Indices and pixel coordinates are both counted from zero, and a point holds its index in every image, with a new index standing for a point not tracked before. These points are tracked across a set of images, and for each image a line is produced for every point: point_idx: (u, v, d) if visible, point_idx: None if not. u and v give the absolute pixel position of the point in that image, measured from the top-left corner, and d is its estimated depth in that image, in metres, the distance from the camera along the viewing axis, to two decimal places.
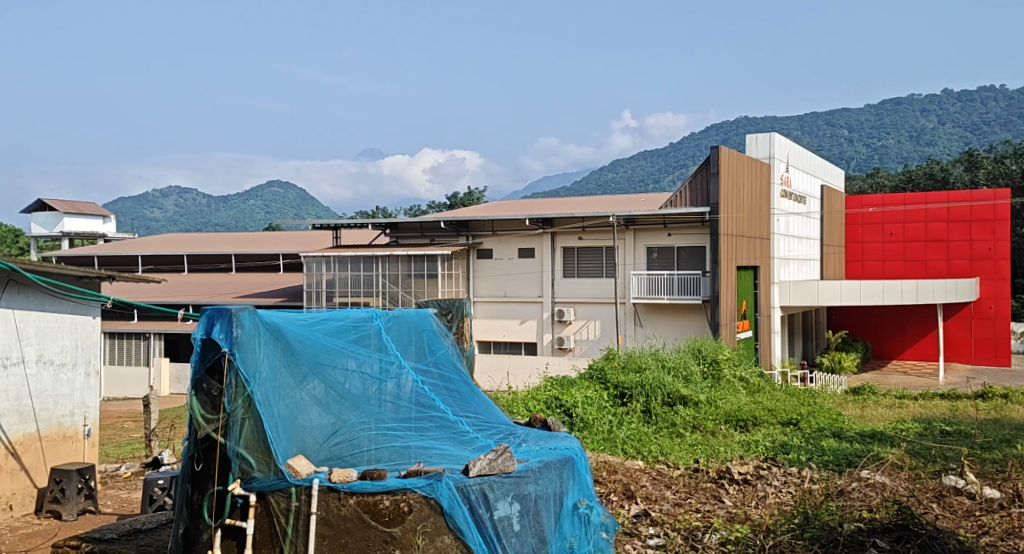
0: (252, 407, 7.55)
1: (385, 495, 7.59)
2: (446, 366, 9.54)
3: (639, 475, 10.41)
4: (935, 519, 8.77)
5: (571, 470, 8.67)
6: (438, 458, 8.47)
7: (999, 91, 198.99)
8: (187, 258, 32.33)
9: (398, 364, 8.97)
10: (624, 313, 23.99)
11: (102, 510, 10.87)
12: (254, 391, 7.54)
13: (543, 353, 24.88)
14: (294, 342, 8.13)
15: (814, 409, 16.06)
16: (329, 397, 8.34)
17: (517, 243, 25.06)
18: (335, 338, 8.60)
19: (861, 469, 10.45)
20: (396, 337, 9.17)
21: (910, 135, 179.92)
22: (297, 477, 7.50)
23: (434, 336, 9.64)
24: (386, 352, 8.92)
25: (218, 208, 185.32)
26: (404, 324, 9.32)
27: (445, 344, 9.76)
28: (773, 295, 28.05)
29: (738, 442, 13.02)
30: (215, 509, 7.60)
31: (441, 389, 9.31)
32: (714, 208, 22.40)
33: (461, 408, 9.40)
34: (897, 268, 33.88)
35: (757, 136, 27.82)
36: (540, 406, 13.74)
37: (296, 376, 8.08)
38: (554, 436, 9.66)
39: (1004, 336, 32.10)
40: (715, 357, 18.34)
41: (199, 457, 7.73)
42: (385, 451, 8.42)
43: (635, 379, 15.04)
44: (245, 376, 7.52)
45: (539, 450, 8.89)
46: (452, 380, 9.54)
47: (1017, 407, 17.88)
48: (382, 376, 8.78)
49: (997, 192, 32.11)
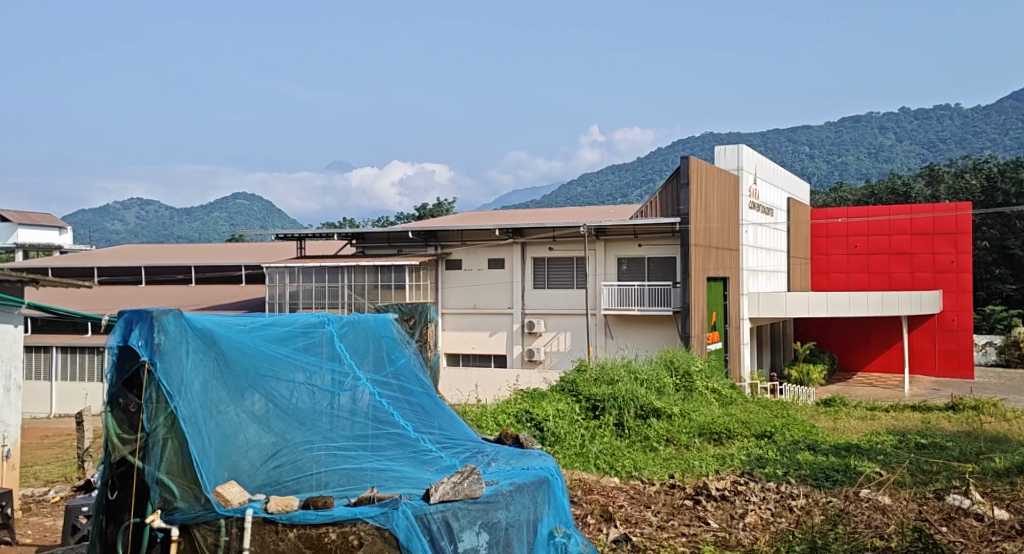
0: (175, 425, 7.08)
1: (330, 527, 7.11)
2: (407, 377, 9.02)
3: (615, 494, 9.91)
4: (956, 547, 8.12)
5: (546, 492, 8.16)
6: (395, 482, 8.06)
7: (956, 110, 202.79)
8: (144, 270, 31.46)
9: (353, 375, 8.44)
10: (595, 324, 23.58)
11: (20, 541, 10.08)
12: (178, 407, 7.09)
13: (513, 366, 24.37)
14: (230, 351, 7.61)
15: (787, 421, 15.75)
16: (270, 413, 7.82)
17: (487, 253, 24.64)
18: (280, 345, 8.09)
19: (857, 488, 10.00)
20: (352, 347, 8.65)
21: (870, 152, 182.70)
22: (227, 507, 7.06)
23: (394, 343, 9.11)
24: (339, 361, 8.41)
25: (182, 220, 182.83)
26: (361, 331, 8.81)
27: (406, 352, 9.23)
28: (743, 307, 27.80)
29: (713, 456, 12.58)
30: (131, 545, 7.10)
31: (403, 404, 8.79)
32: (684, 218, 22.10)
33: (424, 424, 8.88)
34: (862, 280, 33.89)
35: (725, 148, 27.65)
36: (509, 420, 13.19)
37: (232, 391, 7.57)
38: (526, 454, 9.16)
39: (968, 349, 32.10)
40: (687, 369, 17.96)
41: (114, 484, 7.23)
42: (335, 475, 7.99)
43: (607, 391, 14.60)
44: (167, 391, 7.07)
45: (510, 471, 8.42)
46: (415, 393, 9.03)
47: (989, 419, 17.70)
48: (336, 388, 8.25)
49: (959, 205, 32.29)
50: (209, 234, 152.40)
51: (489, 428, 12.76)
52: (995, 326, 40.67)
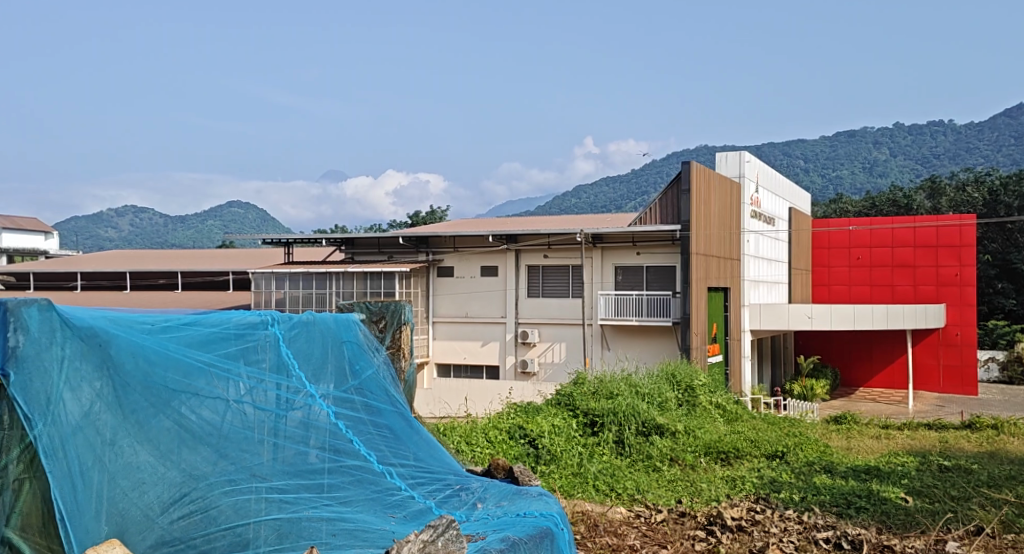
0: (34, 462, 6.03)
1: None
2: (371, 392, 8.21)
3: (625, 531, 8.88)
4: None
5: (549, 546, 7.26)
6: (345, 538, 6.97)
7: (947, 127, 203.45)
8: (127, 276, 30.42)
9: (304, 390, 7.52)
10: (590, 335, 22.69)
11: None
12: (38, 434, 6.02)
13: (506, 378, 23.42)
14: (126, 361, 6.57)
15: (799, 441, 14.90)
16: (183, 441, 6.70)
17: (479, 260, 23.76)
18: (204, 351, 7.06)
19: (895, 533, 9.02)
20: (307, 355, 7.79)
21: (863, 166, 183.02)
22: None
23: (357, 351, 8.34)
24: (286, 370, 7.47)
25: (175, 227, 181.53)
26: (318, 334, 7.97)
27: (370, 363, 8.45)
28: (743, 318, 26.92)
29: (722, 479, 11.83)
30: None
31: (367, 424, 7.92)
32: (685, 226, 21.21)
33: (393, 451, 8.01)
34: (863, 293, 33.06)
35: (726, 155, 26.80)
36: (502, 436, 12.20)
37: (127, 414, 6.49)
38: (522, 492, 8.46)
39: (970, 363, 31.30)
40: (690, 383, 17.06)
41: None
42: (264, 528, 6.76)
43: (607, 405, 13.67)
44: (25, 413, 5.99)
45: (504, 520, 7.53)
46: (384, 412, 8.20)
47: (1006, 441, 16.82)
48: (280, 404, 7.27)
49: (962, 216, 31.48)
50: (201, 241, 151.54)
51: (478, 445, 11.75)
52: (997, 341, 39.84)
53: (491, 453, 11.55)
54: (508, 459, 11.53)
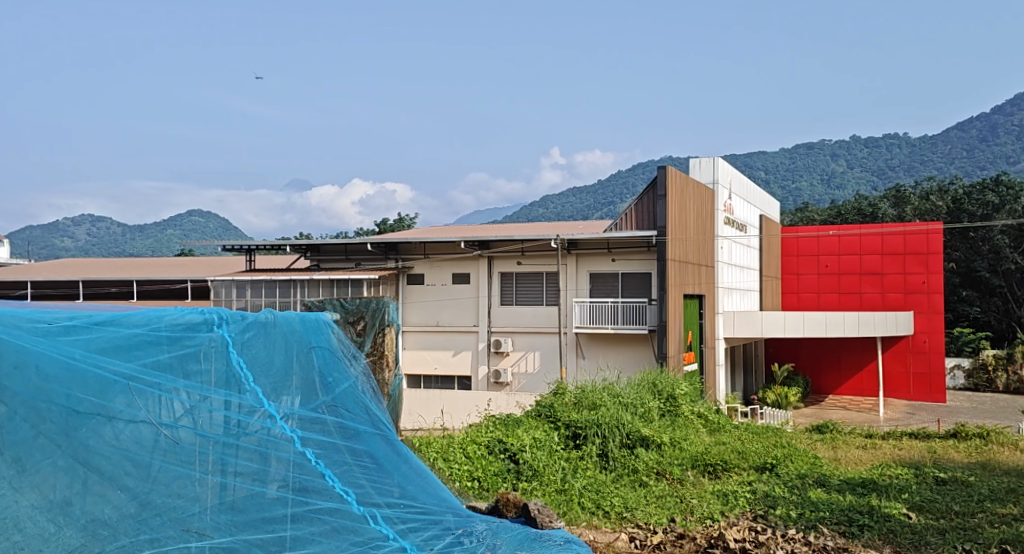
0: None
1: None
2: (346, 410, 7.51)
3: None
4: None
5: None
6: None
7: (903, 139, 206.57)
8: (79, 284, 29.15)
9: (261, 410, 6.82)
10: (565, 343, 21.91)
11: None
12: None
13: (478, 388, 22.63)
14: (12, 380, 6.01)
15: (788, 452, 14.33)
16: (88, 480, 6.10)
17: (451, 267, 23.01)
18: (125, 362, 6.48)
19: None
20: (266, 366, 7.10)
21: (823, 178, 184.88)
22: None
23: (329, 361, 7.68)
24: (237, 385, 6.80)
25: (134, 236, 178.12)
26: (279, 339, 7.33)
27: (345, 376, 7.77)
28: (718, 326, 26.41)
29: (714, 494, 11.19)
30: None
31: (341, 450, 7.21)
32: (661, 232, 20.61)
33: (376, 484, 7.31)
34: (832, 301, 32.75)
35: (700, 160, 26.33)
36: (481, 451, 11.43)
37: (16, 445, 5.92)
38: (542, 539, 7.82)
39: (940, 371, 30.93)
40: (672, 392, 16.41)
41: None
42: None
43: (590, 416, 12.98)
44: None
45: None
46: (364, 435, 7.52)
47: (989, 458, 16.39)
48: (227, 428, 6.62)
49: (930, 224, 31.24)
50: (161, 250, 149.00)
51: (456, 459, 10.93)
52: (962, 349, 39.59)
53: (470, 470, 10.75)
54: (486, 476, 10.75)
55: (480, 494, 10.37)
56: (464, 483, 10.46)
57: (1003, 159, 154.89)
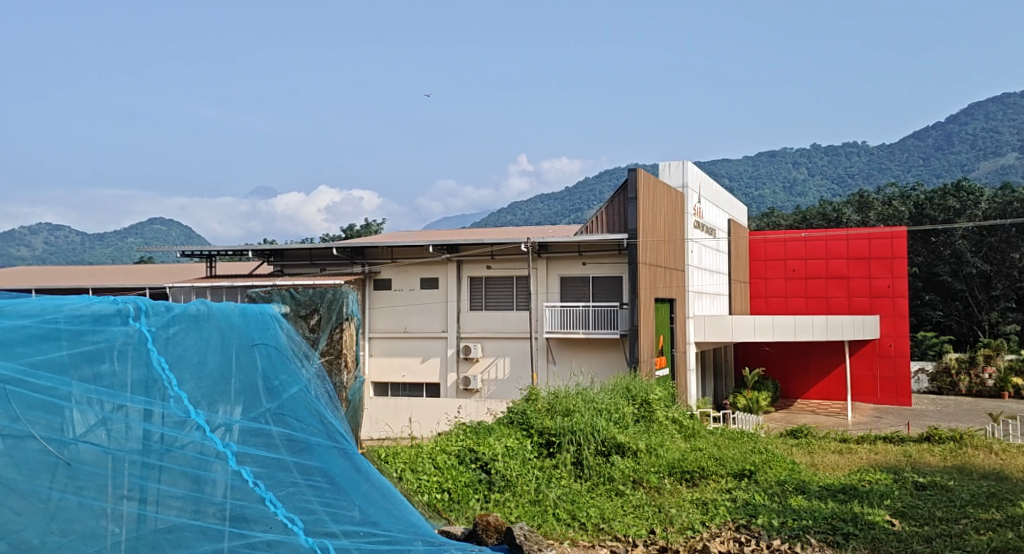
0: None
1: None
2: (294, 423, 7.17)
3: None
4: None
5: None
6: None
7: (862, 149, 209.70)
8: (32, 290, 28.20)
9: (189, 422, 6.39)
10: (536, 348, 21.48)
11: None
12: None
13: (447, 396, 22.14)
14: None
15: (765, 458, 14.02)
16: None
17: (419, 271, 22.53)
18: (14, 363, 5.90)
19: None
20: (197, 371, 6.73)
21: (785, 185, 186.71)
22: None
23: (272, 370, 7.38)
24: (159, 392, 6.37)
25: (94, 244, 174.96)
26: (212, 338, 7.02)
27: (292, 386, 7.46)
28: (688, 330, 26.11)
29: (692, 503, 10.82)
30: None
31: (287, 466, 6.82)
32: (632, 235, 20.27)
33: (331, 507, 6.89)
34: (799, 305, 32.67)
35: (670, 163, 26.07)
36: (452, 460, 10.93)
37: None
38: None
39: (905, 375, 30.92)
40: (646, 397, 16.05)
41: None
42: None
43: (564, 423, 12.57)
44: None
45: None
46: (314, 449, 7.16)
47: (961, 461, 16.22)
48: (148, 444, 6.15)
49: (894, 228, 31.27)
50: (120, 258, 146.42)
51: (425, 470, 10.38)
52: (926, 353, 39.76)
53: (440, 482, 10.23)
54: (457, 488, 10.25)
55: (449, 507, 9.88)
56: (433, 496, 9.94)
57: (959, 166, 157.43)
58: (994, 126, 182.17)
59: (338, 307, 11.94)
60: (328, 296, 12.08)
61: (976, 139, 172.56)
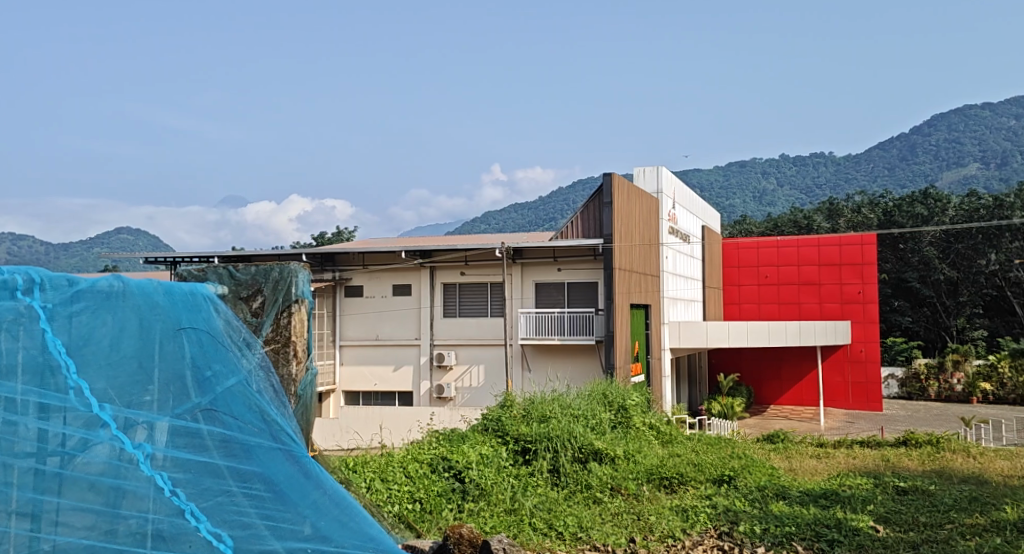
0: None
1: None
2: (228, 421, 6.82)
3: None
4: None
5: None
6: None
7: (829, 160, 212.00)
8: None
9: (94, 421, 5.99)
10: (511, 355, 21.17)
11: None
12: None
13: (420, 404, 21.74)
14: None
15: (746, 464, 13.76)
16: None
17: (391, 278, 22.14)
18: None
19: None
20: (106, 359, 6.28)
21: (755, 195, 187.86)
22: None
23: (201, 356, 6.95)
24: (56, 382, 5.93)
25: (58, 254, 172.22)
26: (127, 319, 6.54)
27: (227, 378, 7.06)
28: (663, 336, 25.88)
29: (672, 510, 10.53)
30: None
31: (217, 471, 6.50)
32: (607, 240, 20.01)
33: (272, 520, 6.64)
34: (772, 311, 32.60)
35: (643, 169, 25.90)
36: (423, 468, 10.51)
37: None
38: None
39: (876, 380, 30.88)
40: (623, 403, 15.76)
41: None
42: None
43: (541, 429, 12.22)
44: None
45: None
46: (252, 452, 6.82)
47: (940, 466, 16.04)
48: (43, 448, 5.76)
49: (864, 235, 31.29)
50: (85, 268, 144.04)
51: (396, 479, 9.91)
52: (895, 358, 39.83)
53: (412, 491, 9.81)
54: (430, 498, 9.84)
55: (421, 518, 9.48)
56: (404, 507, 9.53)
57: (924, 177, 159.30)
58: (958, 136, 184.84)
59: (284, 287, 9.46)
60: (273, 274, 9.56)
61: (940, 150, 174.90)
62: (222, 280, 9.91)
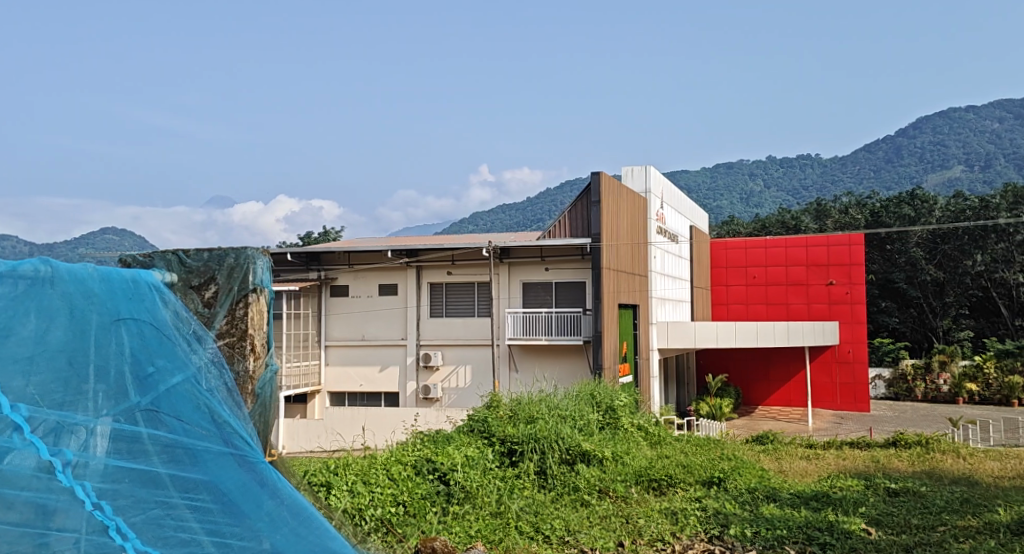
0: None
1: None
2: (172, 424, 6.43)
3: None
4: None
5: None
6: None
7: (815, 162, 212.81)
8: None
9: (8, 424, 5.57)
10: (498, 355, 20.95)
11: None
12: None
13: (407, 405, 21.49)
14: None
15: (736, 465, 13.57)
16: None
17: (377, 277, 21.87)
18: None
19: None
20: (28, 356, 5.88)
21: (741, 196, 188.26)
22: None
23: (143, 353, 6.61)
24: None
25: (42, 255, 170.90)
26: (57, 307, 6.25)
27: (173, 376, 6.68)
28: (651, 337, 25.69)
29: (661, 512, 10.35)
30: None
31: (157, 479, 6.09)
32: (595, 239, 19.83)
33: (218, 535, 6.12)
34: (760, 312, 32.48)
35: (632, 169, 25.72)
36: (407, 470, 10.24)
37: None
38: None
39: (863, 381, 30.84)
40: (611, 404, 15.57)
41: None
42: None
43: (528, 431, 12.01)
44: None
45: None
46: (198, 458, 6.41)
47: (930, 466, 15.92)
48: None
49: (852, 236, 31.29)
50: None
51: (379, 482, 9.60)
52: (882, 359, 39.78)
53: (395, 494, 9.53)
54: (413, 501, 9.60)
55: (404, 521, 9.23)
56: (387, 510, 9.24)
57: (908, 179, 160.03)
58: (943, 138, 185.79)
59: (242, 275, 7.81)
60: (228, 259, 7.86)
61: (925, 153, 175.84)
62: (170, 268, 7.89)
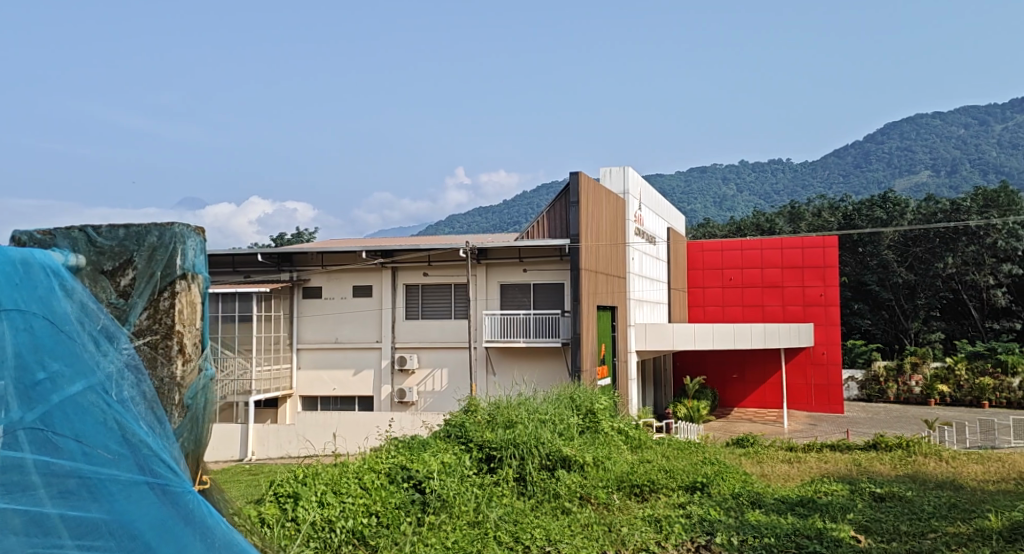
0: None
1: None
2: (70, 449, 5.87)
3: None
4: None
5: None
6: None
7: (786, 167, 214.40)
8: None
9: None
10: (474, 358, 20.56)
11: None
12: None
13: (381, 409, 21.03)
14: None
15: (719, 470, 13.25)
16: None
17: (352, 279, 21.41)
18: None
19: None
20: None
21: (715, 200, 189.18)
22: None
23: (34, 355, 5.82)
24: None
25: None
26: None
27: (71, 385, 5.97)
28: (629, 338, 25.38)
29: (645, 520, 10.00)
30: None
31: (44, 520, 5.66)
32: (574, 240, 19.49)
33: None
34: (737, 314, 32.24)
35: (610, 169, 25.40)
36: (380, 477, 9.82)
37: None
38: None
39: (838, 383, 30.80)
40: (591, 407, 15.22)
41: None
42: None
43: (505, 435, 11.63)
44: None
45: None
46: (100, 492, 5.92)
47: (910, 470, 15.71)
48: None
49: (826, 239, 31.27)
50: None
51: (350, 491, 9.14)
52: (856, 360, 39.76)
53: (368, 504, 9.11)
54: (386, 511, 9.18)
55: (377, 533, 8.82)
56: (359, 522, 8.79)
57: (878, 183, 161.52)
58: (912, 144, 187.83)
59: (166, 258, 6.91)
60: (149, 237, 6.94)
61: (894, 158, 177.64)
62: (74, 246, 6.90)
